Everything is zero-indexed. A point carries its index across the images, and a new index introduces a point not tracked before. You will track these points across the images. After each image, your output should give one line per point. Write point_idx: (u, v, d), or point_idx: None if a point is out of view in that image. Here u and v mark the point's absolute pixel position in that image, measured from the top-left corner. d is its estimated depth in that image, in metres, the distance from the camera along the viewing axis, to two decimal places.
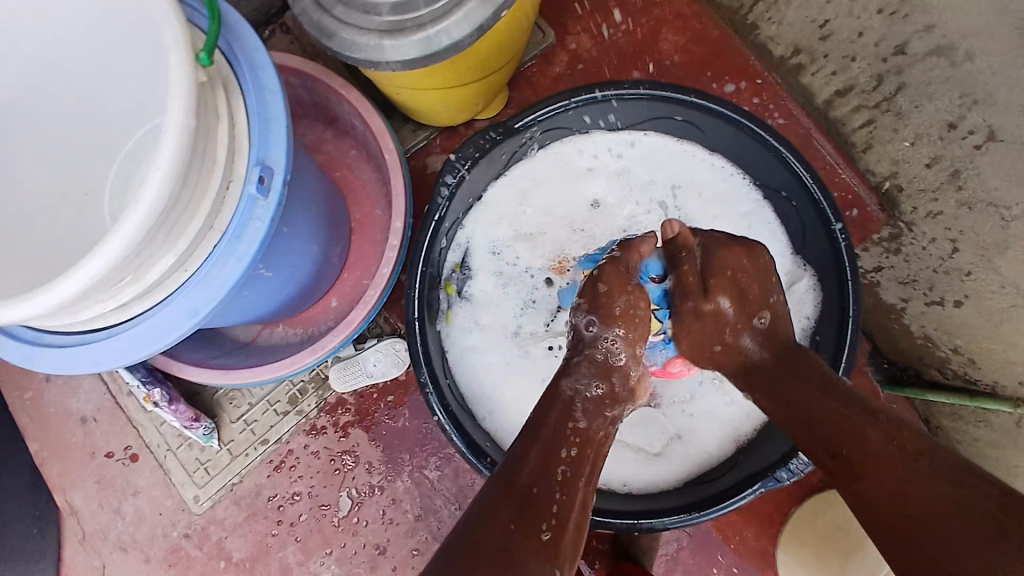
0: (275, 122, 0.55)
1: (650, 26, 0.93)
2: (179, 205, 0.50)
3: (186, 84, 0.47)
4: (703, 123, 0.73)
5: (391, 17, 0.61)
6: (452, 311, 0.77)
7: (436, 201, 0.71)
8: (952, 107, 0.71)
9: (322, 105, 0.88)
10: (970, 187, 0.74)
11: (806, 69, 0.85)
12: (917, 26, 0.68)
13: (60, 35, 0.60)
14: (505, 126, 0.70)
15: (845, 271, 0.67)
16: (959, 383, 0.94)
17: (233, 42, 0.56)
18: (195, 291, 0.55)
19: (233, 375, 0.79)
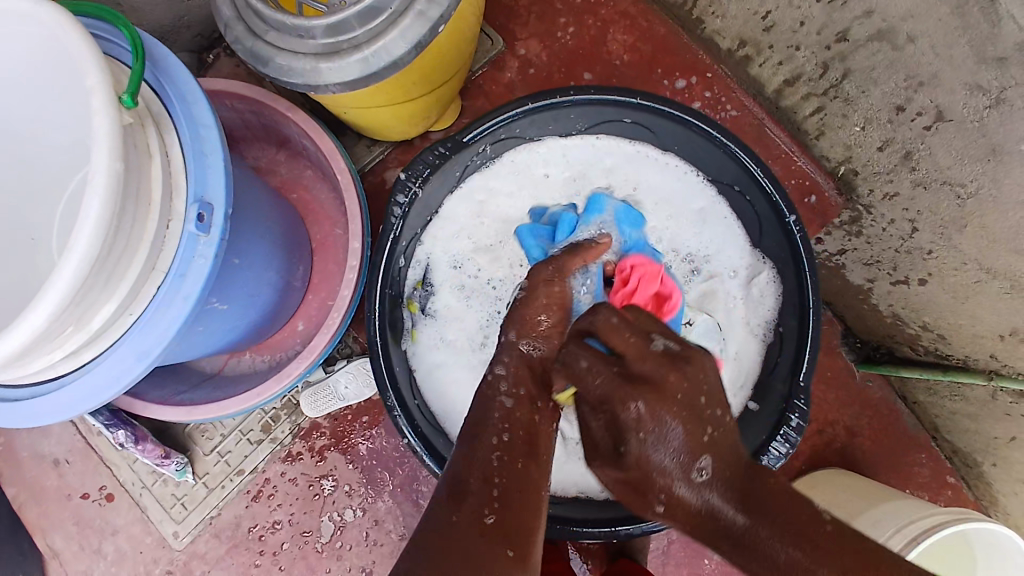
0: (210, 157, 0.56)
1: (598, 27, 0.92)
2: (117, 251, 0.48)
3: (110, 128, 0.46)
4: (652, 123, 0.73)
5: (326, 39, 0.60)
6: (417, 329, 0.76)
7: (389, 220, 0.70)
8: (898, 91, 0.71)
9: (271, 127, 0.86)
10: (922, 167, 0.74)
11: (754, 60, 0.86)
12: (855, 12, 0.68)
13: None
14: (453, 140, 0.69)
15: (801, 264, 0.67)
16: (932, 360, 0.95)
17: (163, 77, 0.55)
18: (143, 333, 0.54)
19: (197, 411, 0.76)
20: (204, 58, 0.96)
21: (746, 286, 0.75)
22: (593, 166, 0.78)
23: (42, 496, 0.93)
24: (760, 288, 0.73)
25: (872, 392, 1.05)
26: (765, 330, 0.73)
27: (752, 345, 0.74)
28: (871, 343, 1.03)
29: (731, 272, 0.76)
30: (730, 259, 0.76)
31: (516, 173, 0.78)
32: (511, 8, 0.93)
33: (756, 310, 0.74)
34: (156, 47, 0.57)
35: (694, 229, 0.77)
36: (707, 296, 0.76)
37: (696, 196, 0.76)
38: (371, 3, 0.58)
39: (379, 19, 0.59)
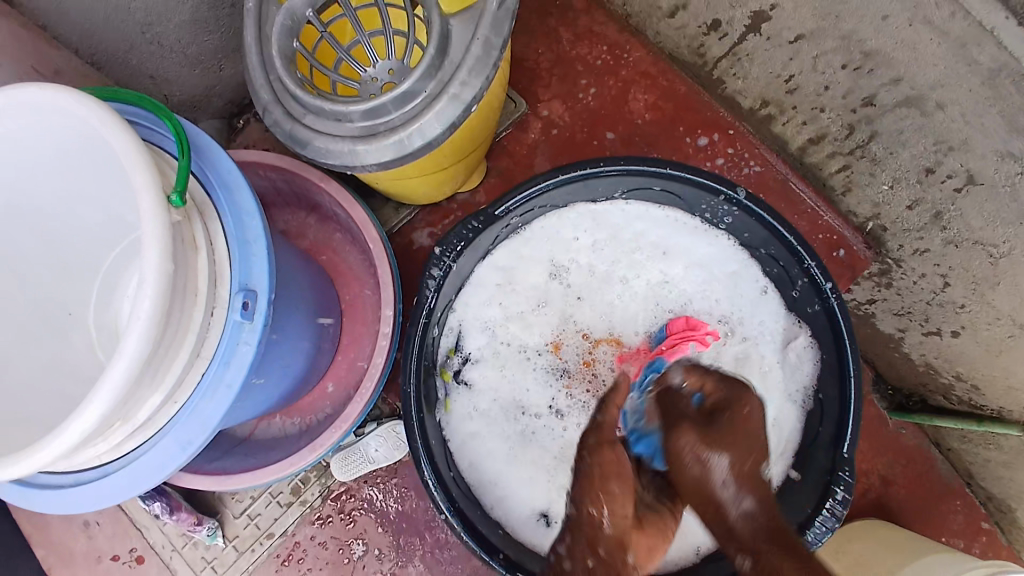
0: (253, 244, 0.56)
1: (619, 87, 0.94)
2: (164, 346, 0.49)
3: (160, 229, 0.47)
4: (683, 191, 0.73)
5: (363, 123, 0.61)
6: (451, 398, 0.77)
7: (424, 293, 0.71)
8: (927, 153, 0.71)
9: (302, 195, 0.88)
10: (954, 227, 0.74)
11: (778, 119, 0.86)
12: (883, 79, 0.68)
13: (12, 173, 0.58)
14: (485, 214, 0.70)
15: (842, 338, 0.67)
16: (966, 409, 0.93)
17: (206, 165, 0.56)
18: (188, 420, 0.55)
19: (232, 480, 0.78)
20: (234, 124, 0.99)
21: (784, 351, 0.74)
22: (624, 232, 0.78)
23: (73, 559, 0.93)
24: (798, 354, 0.73)
25: (906, 439, 1.02)
26: (805, 398, 0.73)
27: (791, 412, 0.73)
28: (903, 391, 1.02)
29: (765, 337, 0.76)
30: (764, 324, 0.76)
31: (544, 240, 0.78)
32: (534, 71, 0.95)
33: (793, 377, 0.73)
34: (197, 134, 0.57)
35: (724, 294, 0.77)
36: (740, 360, 0.76)
37: (728, 260, 0.76)
38: (407, 88, 0.60)
39: (415, 103, 0.61)
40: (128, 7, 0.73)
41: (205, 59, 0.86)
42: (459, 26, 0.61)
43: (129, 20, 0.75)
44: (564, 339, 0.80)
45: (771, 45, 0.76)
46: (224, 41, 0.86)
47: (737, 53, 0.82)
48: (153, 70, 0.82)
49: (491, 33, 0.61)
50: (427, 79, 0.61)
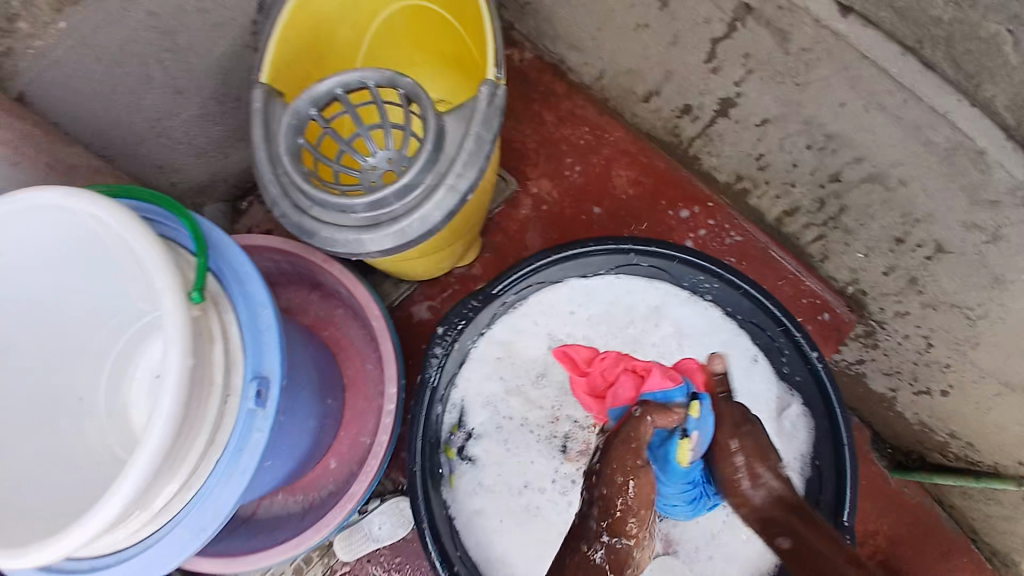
0: (266, 332, 0.59)
1: (603, 164, 0.99)
2: (183, 438, 0.51)
3: (183, 326, 0.49)
4: (670, 266, 0.78)
5: (366, 214, 0.65)
6: (455, 473, 0.78)
7: (427, 372, 0.74)
8: (896, 225, 0.74)
9: (306, 274, 0.91)
10: (929, 290, 0.77)
11: (752, 193, 0.91)
12: (846, 158, 0.72)
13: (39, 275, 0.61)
14: (483, 293, 0.75)
15: (832, 406, 0.71)
16: (963, 466, 0.94)
17: (221, 260, 0.59)
18: (202, 506, 0.56)
19: (237, 563, 0.79)
20: (238, 207, 1.03)
21: (778, 420, 0.76)
22: (619, 306, 0.81)
23: None
24: (793, 422, 0.75)
25: (909, 496, 1.01)
26: (803, 465, 0.74)
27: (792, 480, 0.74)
28: (901, 449, 1.02)
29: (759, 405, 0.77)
30: (756, 392, 0.77)
31: (540, 316, 0.81)
32: (522, 151, 1.00)
33: (790, 444, 0.75)
34: (211, 229, 0.60)
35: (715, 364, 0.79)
36: None
37: (719, 330, 0.79)
38: (408, 180, 0.64)
39: (416, 193, 0.65)
40: (137, 105, 0.78)
41: (209, 150, 0.91)
42: (453, 123, 0.67)
43: (138, 117, 0.79)
44: (564, 417, 0.81)
45: (740, 127, 0.81)
46: (228, 133, 0.91)
47: (710, 134, 0.87)
48: (164, 162, 0.86)
49: (483, 129, 0.66)
50: (425, 172, 0.65)
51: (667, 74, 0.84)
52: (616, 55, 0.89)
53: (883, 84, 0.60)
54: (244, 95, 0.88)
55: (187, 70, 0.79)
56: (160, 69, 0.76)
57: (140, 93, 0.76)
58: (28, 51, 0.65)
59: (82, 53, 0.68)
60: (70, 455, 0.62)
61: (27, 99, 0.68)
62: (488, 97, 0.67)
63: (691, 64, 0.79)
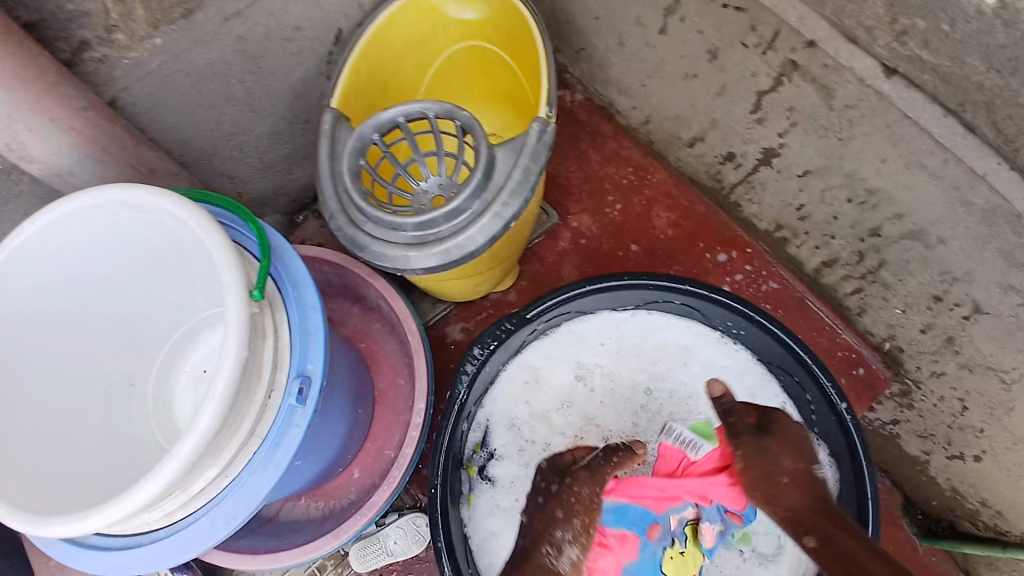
0: (314, 334, 0.61)
1: (644, 204, 1.02)
2: (229, 423, 0.53)
3: (241, 318, 0.52)
4: (703, 306, 0.80)
5: (415, 233, 0.69)
6: (474, 493, 0.79)
7: (457, 388, 0.76)
8: (935, 282, 0.75)
9: (350, 286, 0.94)
10: (966, 351, 0.77)
11: (791, 242, 0.93)
12: (886, 214, 0.74)
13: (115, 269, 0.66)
14: (518, 316, 0.77)
15: (858, 460, 0.70)
16: (990, 535, 0.92)
17: (279, 263, 0.63)
18: (234, 497, 0.57)
19: (254, 560, 0.79)
20: (295, 219, 1.08)
21: None
22: (648, 340, 0.83)
23: None
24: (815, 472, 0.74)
25: (940, 566, 0.99)
26: None
27: None
28: (933, 516, 0.99)
29: None
30: None
31: (571, 343, 0.84)
32: (566, 187, 1.05)
33: None
34: (274, 235, 0.64)
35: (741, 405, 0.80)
36: None
37: (749, 373, 0.80)
38: (456, 205, 0.68)
39: (462, 218, 0.69)
40: (216, 119, 0.85)
41: (275, 165, 0.97)
42: (504, 155, 0.71)
43: (217, 131, 0.86)
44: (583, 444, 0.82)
45: (781, 177, 0.84)
46: (294, 150, 0.97)
47: (752, 182, 0.90)
48: (231, 171, 0.93)
49: (531, 161, 0.70)
50: (474, 198, 0.69)
51: (712, 122, 0.87)
52: (664, 102, 0.94)
53: (925, 143, 0.62)
54: (313, 116, 0.94)
55: (265, 91, 0.85)
56: (242, 89, 0.83)
57: (220, 108, 0.83)
58: (123, 61, 0.71)
59: (173, 68, 0.75)
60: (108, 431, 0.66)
61: (118, 103, 0.75)
62: (537, 133, 0.71)
63: (736, 114, 0.82)
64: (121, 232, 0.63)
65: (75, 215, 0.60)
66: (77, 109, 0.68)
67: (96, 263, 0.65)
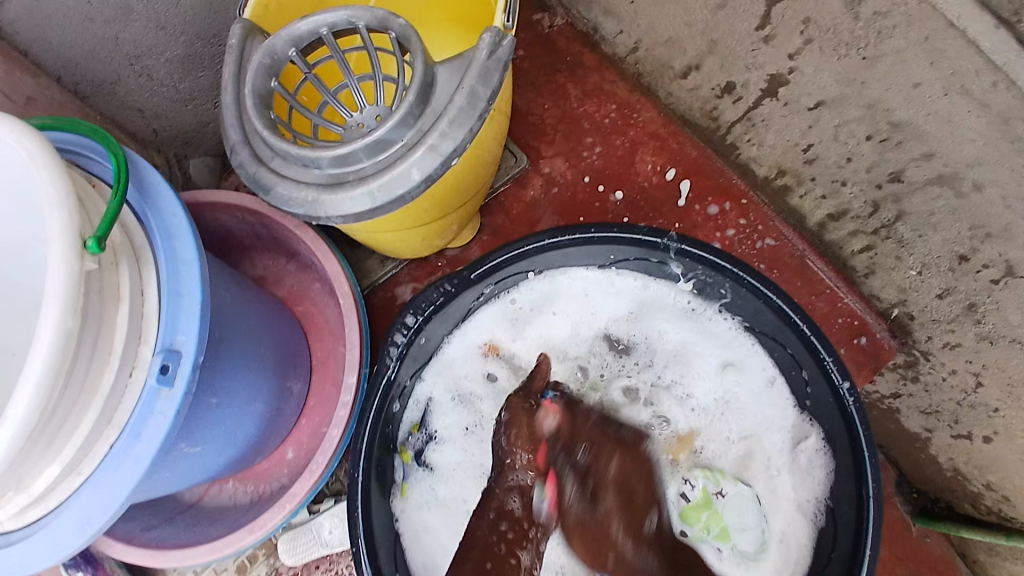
0: (186, 298, 0.49)
1: (626, 148, 0.89)
2: (64, 408, 0.42)
3: (66, 276, 0.40)
4: (684, 265, 0.66)
5: (332, 170, 0.56)
6: (408, 482, 0.66)
7: (385, 361, 0.64)
8: (961, 239, 0.63)
9: (281, 241, 0.82)
10: (989, 322, 0.65)
11: (795, 191, 0.80)
12: (913, 153, 0.61)
13: None
14: (460, 276, 0.65)
15: (859, 450, 0.58)
16: (995, 521, 0.82)
17: (150, 209, 0.50)
18: (89, 498, 0.47)
19: (164, 557, 0.69)
20: (227, 163, 0.95)
21: (793, 453, 0.64)
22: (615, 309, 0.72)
23: None
24: (809, 458, 0.63)
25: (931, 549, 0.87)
26: (817, 510, 0.62)
27: (801, 527, 0.62)
28: (928, 495, 0.88)
29: (771, 430, 0.66)
30: (767, 418, 0.66)
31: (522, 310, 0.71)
32: (537, 127, 0.91)
33: (805, 485, 0.63)
34: (148, 172, 0.52)
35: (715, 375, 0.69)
36: (743, 461, 0.67)
37: (732, 345, 0.67)
38: (382, 136, 0.55)
39: (389, 152, 0.56)
40: (115, 38, 0.69)
41: (197, 96, 0.83)
42: (446, 74, 0.58)
43: (117, 52, 0.71)
44: None
45: (789, 111, 0.70)
46: (218, 79, 0.82)
47: (752, 119, 0.76)
48: (141, 103, 0.78)
49: (478, 83, 0.57)
50: (404, 128, 0.56)
51: (710, 45, 0.73)
52: (654, 23, 0.80)
53: (972, 61, 0.50)
54: None
55: (173, 2, 0.70)
56: (142, 0, 0.67)
57: (118, 25, 0.68)
58: None
59: None
60: None
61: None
62: (489, 47, 0.57)
63: (740, 32, 0.68)
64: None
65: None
66: None
67: None
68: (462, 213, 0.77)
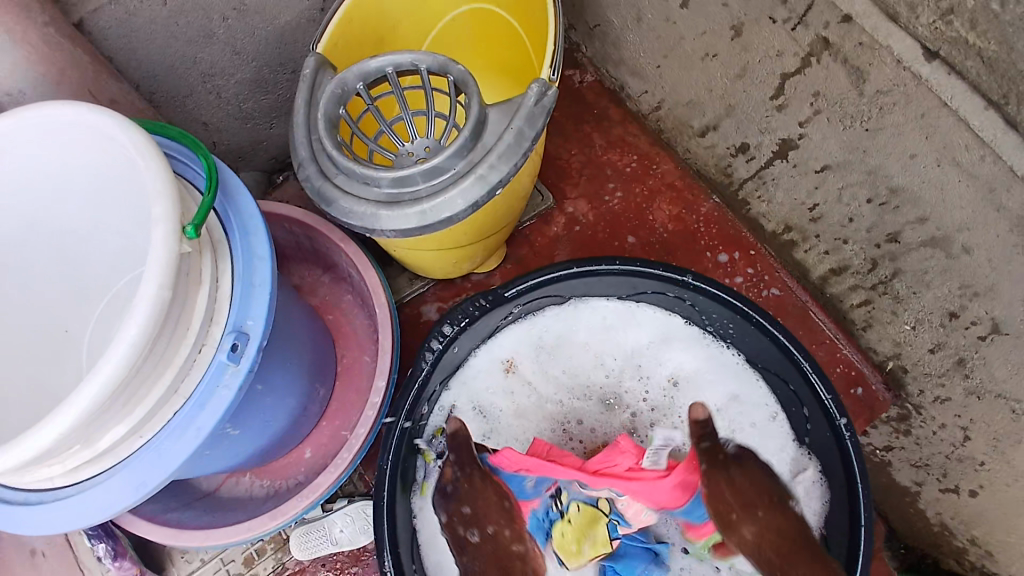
0: (257, 288, 0.55)
1: (645, 196, 0.96)
2: (144, 371, 0.47)
3: (167, 255, 0.46)
4: (700, 302, 0.73)
5: (390, 189, 0.63)
6: (428, 482, 0.70)
7: (419, 365, 0.71)
8: (952, 297, 0.69)
9: (321, 253, 0.88)
10: (976, 376, 0.71)
11: (800, 246, 0.87)
12: (909, 217, 0.68)
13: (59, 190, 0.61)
14: (494, 294, 0.72)
15: (854, 480, 0.64)
16: None
17: (230, 207, 0.57)
18: (148, 460, 0.51)
19: (185, 536, 0.72)
20: (273, 179, 1.02)
21: (791, 485, 0.67)
22: (632, 340, 0.77)
23: None
24: (807, 489, 0.66)
25: None
26: None
27: None
28: (917, 551, 0.94)
29: (770, 460, 0.69)
30: (769, 449, 0.69)
31: (546, 332, 0.77)
32: (564, 170, 0.99)
33: (801, 514, 0.67)
34: (228, 175, 0.59)
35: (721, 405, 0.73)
36: None
37: (740, 380, 0.72)
38: (437, 163, 0.63)
39: (443, 178, 0.63)
40: (193, 57, 0.77)
41: (256, 117, 0.90)
42: (496, 116, 0.65)
43: (193, 69, 0.79)
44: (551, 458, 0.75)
45: (798, 172, 0.78)
46: (278, 103, 0.90)
47: (764, 177, 0.84)
48: (206, 118, 0.86)
49: (526, 125, 0.64)
50: (457, 159, 0.63)
51: (728, 109, 0.81)
52: (677, 86, 0.88)
53: (962, 137, 0.56)
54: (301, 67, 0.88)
55: (250, 32, 0.79)
56: (223, 27, 0.76)
57: (198, 45, 0.76)
58: None
59: None
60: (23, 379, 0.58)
61: (85, 27, 0.69)
62: (536, 96, 0.64)
63: (755, 99, 0.76)
64: (49, 156, 0.59)
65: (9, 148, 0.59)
66: (37, 23, 0.63)
67: (50, 178, 0.61)
68: (497, 241, 0.85)
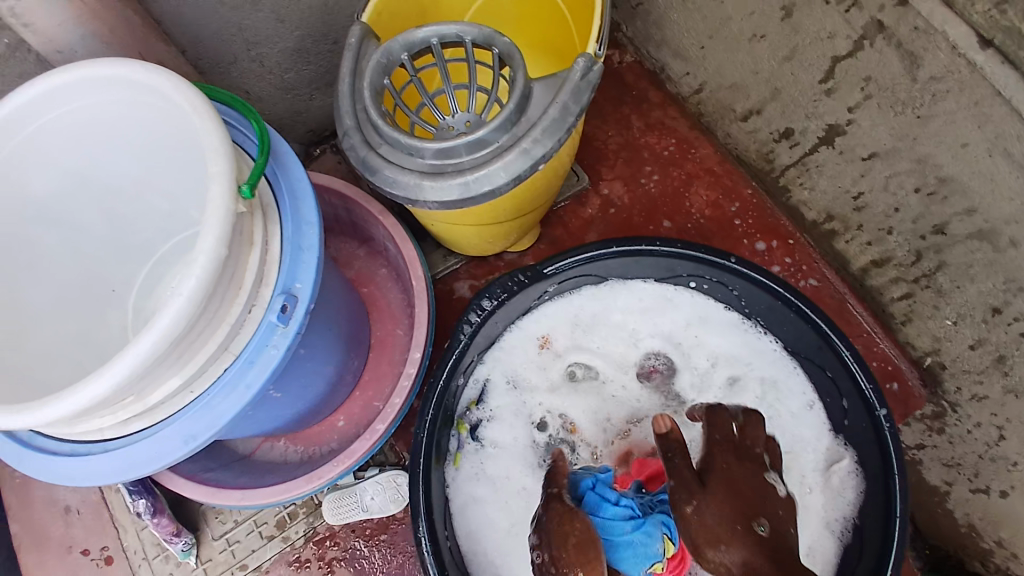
0: (306, 252, 0.55)
1: (683, 180, 0.96)
2: (198, 327, 0.49)
3: (224, 212, 0.47)
4: (740, 287, 0.73)
5: (433, 160, 0.63)
6: (461, 453, 0.74)
7: (458, 337, 0.71)
8: (995, 292, 0.67)
9: (359, 226, 0.89)
10: (1017, 374, 0.69)
11: (840, 236, 0.86)
12: (956, 209, 0.66)
13: (99, 157, 0.61)
14: (533, 270, 0.73)
15: (891, 468, 0.64)
16: None
17: (280, 173, 0.57)
18: (197, 414, 0.53)
19: (220, 495, 0.74)
20: (311, 151, 1.03)
21: (824, 473, 0.70)
22: (666, 323, 0.77)
23: (46, 541, 0.88)
24: (841, 478, 0.68)
25: None
26: (845, 528, 0.67)
27: (828, 542, 0.68)
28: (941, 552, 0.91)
29: (808, 449, 0.71)
30: (805, 438, 0.71)
31: (582, 312, 0.78)
32: (601, 151, 0.98)
33: (833, 504, 0.69)
34: (279, 143, 0.59)
35: (760, 391, 0.73)
36: None
37: (780, 369, 0.73)
38: (481, 136, 0.63)
39: (486, 150, 0.63)
40: (239, 24, 0.77)
41: (297, 87, 0.90)
42: (540, 90, 0.65)
43: (238, 36, 0.79)
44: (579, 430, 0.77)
45: (843, 159, 0.76)
46: (319, 74, 0.90)
47: (807, 164, 0.83)
48: (249, 86, 0.87)
49: (571, 100, 0.63)
50: (502, 131, 0.63)
51: (774, 92, 0.80)
52: (721, 68, 0.87)
53: (1014, 127, 0.55)
54: (342, 39, 0.88)
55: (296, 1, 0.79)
56: None
57: (244, 12, 0.76)
58: None
59: None
60: (66, 333, 0.60)
61: None
62: (582, 71, 0.63)
63: (803, 83, 0.75)
64: (92, 108, 0.57)
65: (53, 97, 0.55)
66: None
67: (84, 142, 0.60)
68: (532, 220, 0.85)
